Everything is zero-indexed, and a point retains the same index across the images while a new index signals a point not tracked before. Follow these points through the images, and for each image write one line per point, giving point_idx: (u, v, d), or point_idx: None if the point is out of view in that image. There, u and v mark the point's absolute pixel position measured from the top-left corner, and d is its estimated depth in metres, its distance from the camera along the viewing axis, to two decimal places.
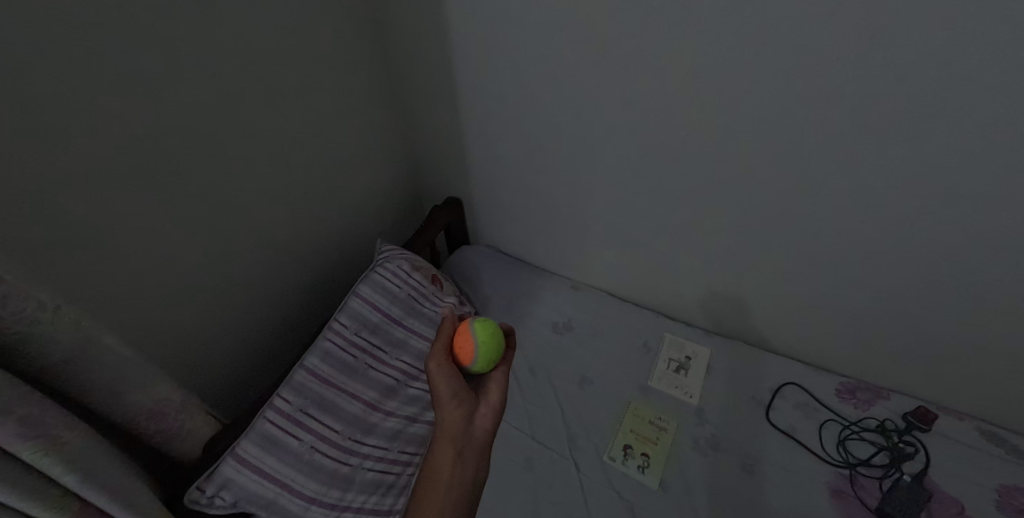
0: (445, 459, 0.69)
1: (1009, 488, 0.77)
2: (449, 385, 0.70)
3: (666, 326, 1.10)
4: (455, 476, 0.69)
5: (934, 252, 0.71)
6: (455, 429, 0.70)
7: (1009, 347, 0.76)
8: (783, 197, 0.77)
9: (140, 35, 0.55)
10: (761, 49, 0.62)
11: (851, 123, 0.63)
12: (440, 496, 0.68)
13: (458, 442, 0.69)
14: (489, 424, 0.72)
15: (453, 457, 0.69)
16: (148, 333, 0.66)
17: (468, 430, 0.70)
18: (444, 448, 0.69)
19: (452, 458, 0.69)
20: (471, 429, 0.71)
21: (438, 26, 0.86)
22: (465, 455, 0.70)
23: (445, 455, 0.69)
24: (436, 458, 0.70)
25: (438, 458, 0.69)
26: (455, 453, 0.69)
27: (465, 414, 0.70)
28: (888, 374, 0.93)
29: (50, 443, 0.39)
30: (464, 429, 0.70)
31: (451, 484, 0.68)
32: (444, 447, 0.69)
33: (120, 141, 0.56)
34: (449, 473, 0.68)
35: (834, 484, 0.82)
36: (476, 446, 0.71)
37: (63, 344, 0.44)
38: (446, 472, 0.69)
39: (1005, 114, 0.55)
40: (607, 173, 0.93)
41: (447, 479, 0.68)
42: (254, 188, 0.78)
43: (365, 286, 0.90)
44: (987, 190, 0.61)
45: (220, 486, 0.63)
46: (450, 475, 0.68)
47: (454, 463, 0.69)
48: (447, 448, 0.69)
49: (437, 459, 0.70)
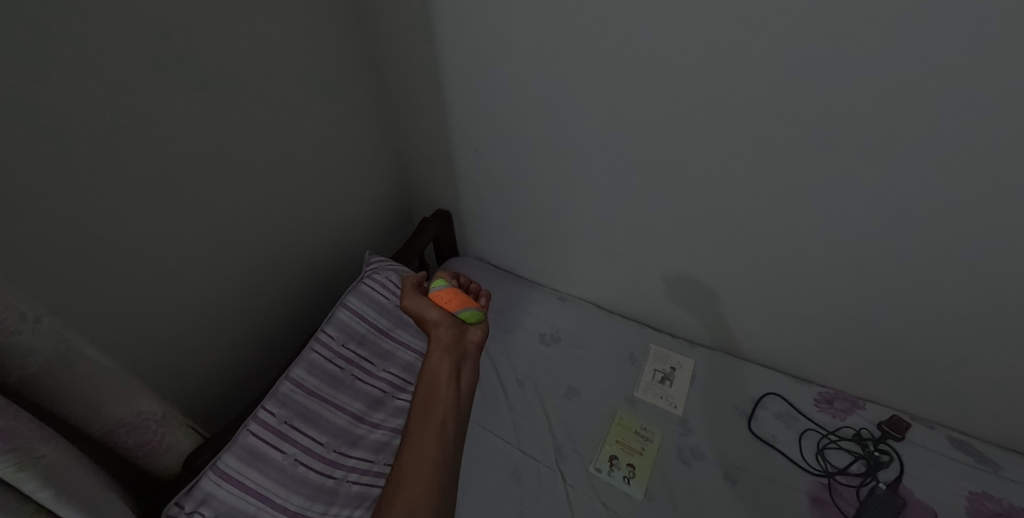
0: (442, 369, 0.67)
1: (978, 495, 0.80)
2: (438, 311, 0.75)
3: (651, 337, 1.12)
4: (452, 386, 0.67)
5: (904, 266, 0.74)
6: (448, 340, 0.71)
7: (980, 358, 0.79)
8: (762, 209, 0.79)
9: (140, 61, 0.56)
10: (743, 67, 0.64)
11: (829, 137, 0.65)
12: (443, 403, 0.64)
13: (453, 353, 0.70)
14: (478, 338, 0.75)
15: (450, 366, 0.68)
16: (129, 345, 0.67)
17: (460, 343, 0.72)
18: (439, 357, 0.69)
19: (450, 366, 0.68)
20: (463, 342, 0.73)
21: (427, 45, 0.87)
22: (461, 366, 0.69)
23: (443, 366, 0.68)
24: (432, 372, 0.68)
25: (434, 368, 0.68)
26: (451, 360, 0.69)
27: (456, 330, 0.73)
28: (865, 386, 0.95)
29: (24, 456, 0.40)
30: (456, 339, 0.72)
31: (452, 392, 0.66)
32: (440, 359, 0.69)
33: (105, 162, 0.56)
34: (447, 382, 0.66)
35: (813, 493, 0.84)
36: (469, 357, 0.71)
37: (44, 360, 0.46)
38: (445, 381, 0.66)
39: (972, 135, 0.57)
40: (591, 188, 0.94)
41: (447, 389, 0.66)
42: (242, 204, 0.79)
43: (354, 297, 0.92)
44: (952, 207, 0.64)
45: (200, 502, 0.65)
46: (449, 384, 0.66)
47: (451, 374, 0.67)
48: (444, 357, 0.69)
49: (433, 374, 0.67)
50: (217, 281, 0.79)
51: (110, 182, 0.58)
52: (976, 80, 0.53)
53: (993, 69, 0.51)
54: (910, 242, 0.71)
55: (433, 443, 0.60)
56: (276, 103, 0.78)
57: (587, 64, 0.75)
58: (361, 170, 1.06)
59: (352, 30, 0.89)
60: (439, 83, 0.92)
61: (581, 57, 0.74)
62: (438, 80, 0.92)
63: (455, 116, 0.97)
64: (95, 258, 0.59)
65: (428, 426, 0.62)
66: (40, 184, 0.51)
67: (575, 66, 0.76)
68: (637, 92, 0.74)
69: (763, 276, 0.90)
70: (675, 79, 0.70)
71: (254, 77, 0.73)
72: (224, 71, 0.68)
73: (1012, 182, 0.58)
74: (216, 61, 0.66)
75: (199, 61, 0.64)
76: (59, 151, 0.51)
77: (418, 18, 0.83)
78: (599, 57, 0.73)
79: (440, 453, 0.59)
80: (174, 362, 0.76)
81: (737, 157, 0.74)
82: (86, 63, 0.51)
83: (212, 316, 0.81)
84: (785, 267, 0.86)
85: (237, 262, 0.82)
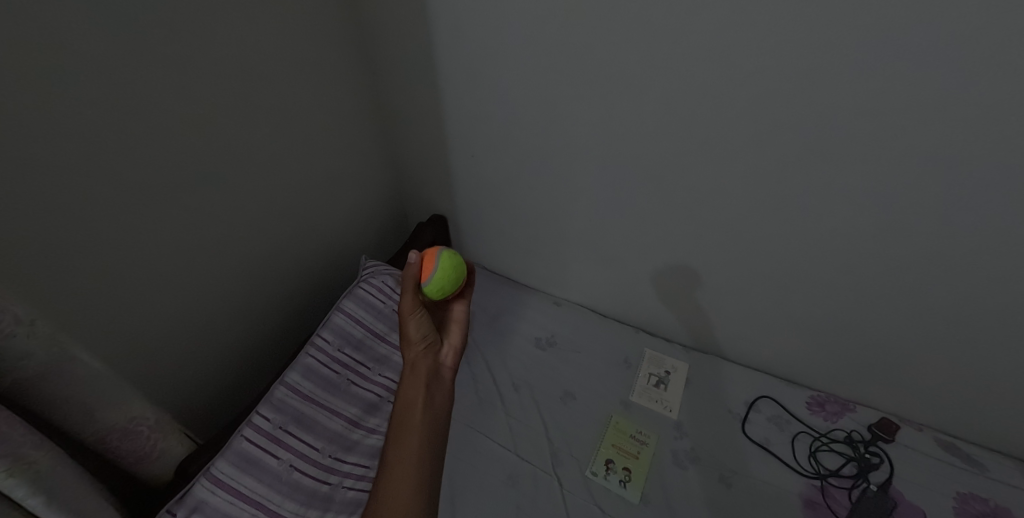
0: (417, 396, 0.68)
1: (965, 496, 0.82)
2: (416, 330, 0.70)
3: (645, 342, 1.13)
4: (428, 413, 0.68)
5: (890, 271, 0.76)
6: (423, 364, 0.70)
7: (964, 361, 0.81)
8: (753, 215, 0.81)
9: (141, 64, 0.57)
10: (731, 77, 0.66)
11: (814, 145, 0.67)
12: (417, 433, 0.67)
13: (429, 379, 0.70)
14: (452, 359, 0.74)
15: (426, 394, 0.68)
16: (123, 349, 0.66)
17: (435, 367, 0.71)
18: (413, 382, 0.70)
19: (425, 394, 0.68)
20: (438, 365, 0.72)
21: (425, 53, 0.88)
22: (436, 392, 0.70)
23: (417, 394, 0.69)
24: (406, 398, 0.69)
25: (408, 395, 0.69)
26: (425, 388, 0.69)
27: (433, 352, 0.71)
28: (855, 390, 0.97)
29: (16, 462, 0.39)
30: (431, 362, 0.71)
31: (427, 421, 0.68)
32: (414, 384, 0.69)
33: (105, 164, 0.57)
34: (422, 409, 0.68)
35: (806, 495, 0.85)
36: (443, 379, 0.72)
37: (37, 364, 0.46)
38: (420, 409, 0.68)
39: (949, 144, 0.59)
40: (587, 193, 0.95)
41: (422, 418, 0.67)
42: (238, 207, 0.79)
43: (349, 302, 0.91)
44: (935, 214, 0.67)
45: (192, 509, 0.63)
46: (424, 413, 0.68)
47: (426, 402, 0.68)
48: (419, 384, 0.69)
49: (407, 401, 0.69)
50: (213, 284, 0.79)
51: (110, 185, 0.58)
52: (963, 86, 0.54)
53: (970, 81, 0.54)
54: (899, 247, 0.73)
55: (410, 471, 0.64)
56: (273, 106, 0.78)
57: (582, 73, 0.76)
58: (358, 175, 1.06)
59: (350, 36, 0.90)
60: (436, 89, 0.93)
61: (577, 63, 0.75)
62: (435, 86, 0.93)
63: (451, 121, 0.98)
64: (91, 259, 0.58)
65: (404, 456, 0.65)
66: (40, 184, 0.51)
67: (570, 74, 0.77)
68: (630, 100, 0.76)
69: (756, 280, 0.91)
70: (668, 87, 0.71)
71: (252, 80, 0.73)
72: (224, 74, 0.68)
73: (989, 189, 0.61)
74: (214, 63, 0.66)
75: (201, 65, 0.64)
76: (54, 150, 0.51)
77: (414, 24, 0.84)
78: (594, 65, 0.74)
79: (417, 484, 0.63)
80: (168, 367, 0.75)
81: (730, 163, 0.76)
82: (85, 61, 0.51)
83: (207, 320, 0.80)
84: (775, 272, 0.87)
85: (233, 266, 0.81)
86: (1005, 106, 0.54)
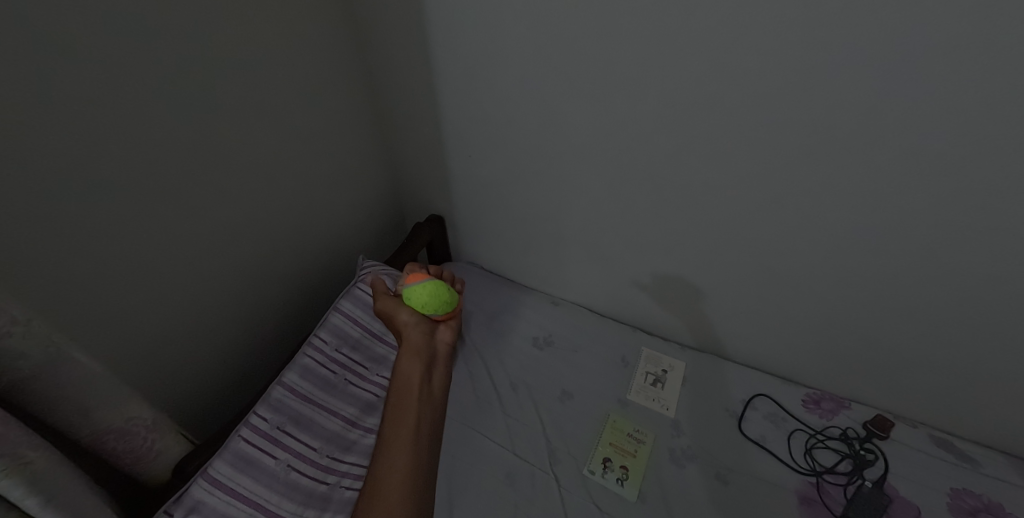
0: (414, 371, 0.71)
1: (958, 492, 0.83)
2: (407, 312, 0.77)
3: (643, 341, 1.13)
4: (424, 388, 0.70)
5: (885, 269, 0.77)
6: (419, 343, 0.74)
7: (959, 358, 0.81)
8: (749, 214, 0.81)
9: (138, 66, 0.57)
10: (728, 78, 0.66)
11: (810, 144, 0.68)
12: (415, 406, 0.68)
13: (425, 356, 0.73)
14: (450, 338, 0.78)
15: (422, 370, 0.71)
16: (120, 349, 0.66)
17: (430, 345, 0.75)
18: (410, 361, 0.72)
19: (421, 369, 0.71)
20: (433, 343, 0.75)
21: (423, 52, 0.87)
22: (432, 367, 0.73)
23: (414, 370, 0.71)
24: (404, 375, 0.71)
25: (405, 372, 0.71)
26: (423, 364, 0.72)
27: (427, 330, 0.76)
28: (850, 387, 0.98)
29: (12, 462, 0.39)
30: (427, 342, 0.75)
31: (423, 396, 0.69)
32: (411, 363, 0.72)
33: (102, 166, 0.57)
34: (420, 382, 0.70)
35: (801, 492, 0.86)
36: (440, 355, 0.76)
37: (35, 363, 0.46)
38: (417, 384, 0.70)
39: (944, 143, 0.60)
40: (585, 193, 0.95)
41: (419, 393, 0.69)
42: (234, 208, 0.78)
43: (347, 302, 0.91)
44: (932, 212, 0.67)
45: (189, 510, 0.63)
46: (421, 386, 0.70)
47: (422, 377, 0.71)
48: (415, 361, 0.72)
49: (405, 378, 0.71)
50: (210, 284, 0.79)
51: (108, 187, 0.58)
52: (958, 88, 0.55)
53: (962, 81, 0.54)
54: (894, 245, 0.73)
55: (405, 443, 0.64)
56: (269, 104, 0.78)
57: (580, 71, 0.76)
58: (355, 175, 1.06)
59: (346, 36, 0.90)
60: (434, 90, 0.93)
61: (576, 64, 0.75)
62: (433, 86, 0.93)
63: (449, 120, 0.98)
64: (88, 262, 0.58)
65: (401, 431, 0.65)
66: (36, 186, 0.51)
67: (567, 74, 0.77)
68: (628, 100, 0.76)
69: (753, 279, 0.91)
70: (667, 87, 0.71)
71: (249, 81, 0.73)
72: (221, 75, 0.68)
73: (982, 185, 0.62)
74: (211, 63, 0.66)
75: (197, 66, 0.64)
76: (51, 151, 0.51)
77: (411, 24, 0.84)
78: (591, 64, 0.74)
79: (413, 459, 0.62)
80: (164, 369, 0.75)
81: (725, 163, 0.76)
82: (83, 63, 0.51)
83: (204, 320, 0.80)
84: (772, 270, 0.88)
85: (229, 266, 0.81)
86: (1002, 105, 0.54)
